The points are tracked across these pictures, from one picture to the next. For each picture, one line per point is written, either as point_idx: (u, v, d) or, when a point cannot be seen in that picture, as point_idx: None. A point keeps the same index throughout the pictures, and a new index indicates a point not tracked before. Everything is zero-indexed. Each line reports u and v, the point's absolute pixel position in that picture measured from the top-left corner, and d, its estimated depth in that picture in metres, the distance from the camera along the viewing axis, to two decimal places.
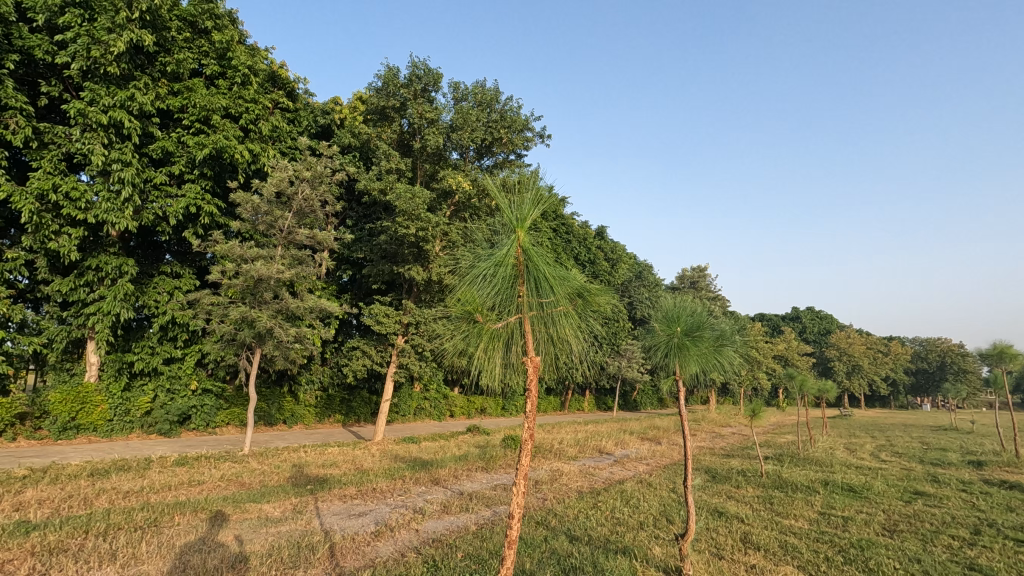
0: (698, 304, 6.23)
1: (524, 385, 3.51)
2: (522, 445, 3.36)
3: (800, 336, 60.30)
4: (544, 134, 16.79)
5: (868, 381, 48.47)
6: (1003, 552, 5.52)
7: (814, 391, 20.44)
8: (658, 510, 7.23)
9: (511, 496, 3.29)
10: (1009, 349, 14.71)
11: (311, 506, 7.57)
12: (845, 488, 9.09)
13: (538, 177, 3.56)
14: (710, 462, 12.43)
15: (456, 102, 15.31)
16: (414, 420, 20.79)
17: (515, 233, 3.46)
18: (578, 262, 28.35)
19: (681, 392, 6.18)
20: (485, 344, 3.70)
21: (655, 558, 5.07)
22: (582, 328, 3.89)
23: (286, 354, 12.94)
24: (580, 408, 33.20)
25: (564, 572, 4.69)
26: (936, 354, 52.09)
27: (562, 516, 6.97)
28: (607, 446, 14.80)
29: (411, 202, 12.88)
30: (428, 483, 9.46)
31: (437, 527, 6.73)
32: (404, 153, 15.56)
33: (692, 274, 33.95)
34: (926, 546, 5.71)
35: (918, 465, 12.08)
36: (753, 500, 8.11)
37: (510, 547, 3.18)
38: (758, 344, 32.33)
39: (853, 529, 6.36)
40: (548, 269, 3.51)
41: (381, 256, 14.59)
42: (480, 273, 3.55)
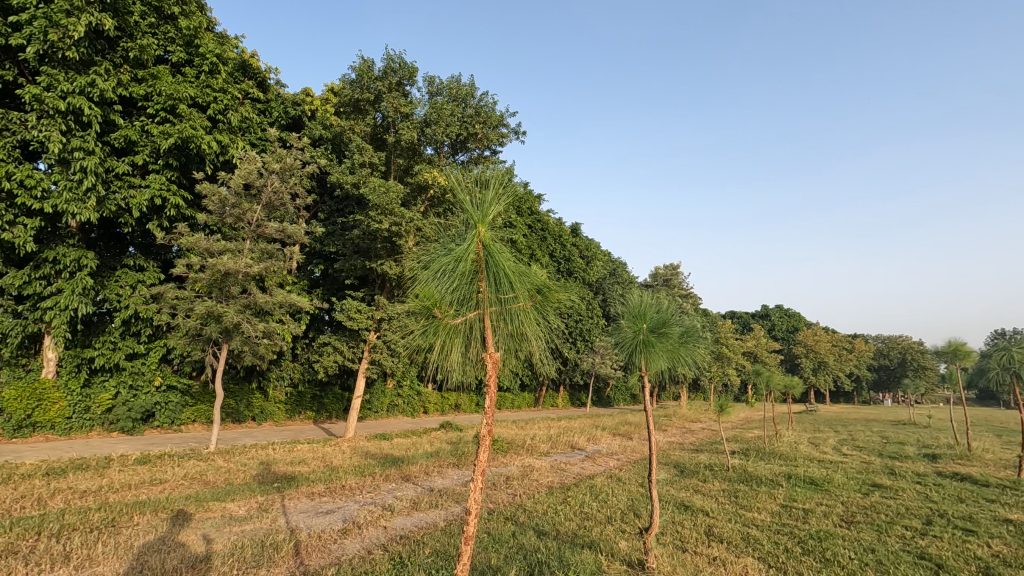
0: (664, 300, 6.29)
1: (483, 380, 3.51)
2: (480, 441, 3.36)
3: (769, 333, 61.79)
4: (519, 131, 16.80)
5: (832, 377, 49.92)
6: (952, 542, 5.74)
7: (781, 387, 20.98)
8: (626, 504, 7.32)
9: (469, 493, 3.28)
10: (963, 347, 15.33)
11: (278, 504, 7.42)
12: (808, 481, 9.36)
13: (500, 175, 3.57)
14: (679, 457, 12.67)
15: (431, 96, 15.17)
16: (387, 416, 20.66)
17: (475, 229, 3.45)
18: (554, 258, 28.48)
19: (646, 388, 6.26)
20: (443, 339, 3.70)
21: (620, 552, 5.12)
22: (542, 324, 3.92)
23: (255, 350, 12.71)
24: (554, 404, 33.46)
25: (531, 567, 4.72)
26: (897, 351, 53.98)
27: (531, 511, 7.01)
28: (579, 441, 14.95)
29: (385, 196, 12.76)
30: (398, 479, 9.41)
31: (406, 524, 6.71)
32: (377, 147, 15.38)
33: (666, 272, 34.36)
34: (881, 537, 5.92)
35: (877, 458, 12.50)
36: (718, 493, 8.29)
37: (467, 542, 3.17)
38: (729, 341, 33.00)
39: (813, 521, 6.56)
40: (508, 266, 3.50)
41: (354, 251, 14.40)
42: (440, 268, 3.52)
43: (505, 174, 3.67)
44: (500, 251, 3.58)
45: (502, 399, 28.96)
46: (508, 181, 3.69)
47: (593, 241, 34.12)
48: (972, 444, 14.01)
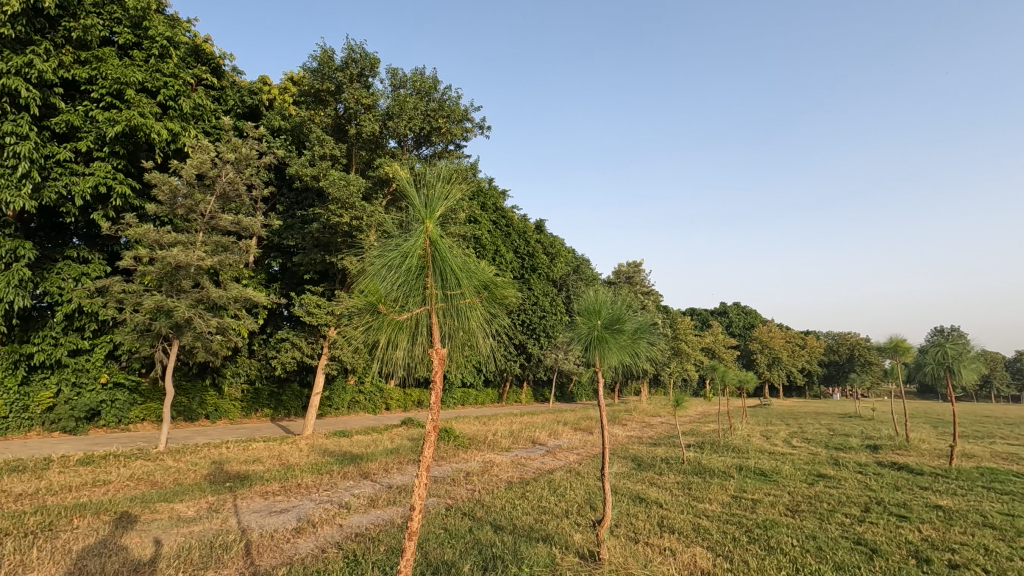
0: (619, 297, 6.39)
1: (429, 375, 3.50)
2: (425, 436, 3.35)
3: (727, 329, 63.55)
4: (484, 126, 16.75)
5: (786, 372, 51.79)
6: (887, 527, 6.07)
7: (736, 381, 21.61)
8: (583, 498, 7.45)
9: (413, 489, 3.26)
10: (903, 343, 16.20)
11: (229, 504, 7.22)
12: (758, 472, 9.73)
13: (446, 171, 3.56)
14: (637, 451, 12.94)
15: (394, 88, 14.93)
16: (347, 413, 20.35)
17: (423, 224, 3.44)
18: (518, 255, 28.49)
19: (601, 383, 6.36)
20: (388, 334, 3.65)
21: (574, 545, 5.21)
22: (490, 321, 3.92)
23: (207, 346, 12.30)
24: (517, 400, 33.63)
25: (485, 562, 4.74)
26: (846, 347, 56.45)
27: (488, 506, 7.03)
28: (540, 436, 15.07)
29: (345, 189, 12.53)
30: (356, 477, 9.28)
31: (362, 522, 6.63)
32: (339, 138, 15.05)
33: (628, 269, 34.78)
34: (822, 524, 6.21)
35: (823, 449, 13.05)
36: (673, 486, 8.50)
37: (410, 538, 3.15)
38: (688, 337, 33.76)
39: (760, 511, 6.82)
40: (455, 262, 3.50)
41: (313, 244, 14.09)
42: (385, 263, 3.48)
43: (456, 172, 3.68)
44: (448, 247, 3.58)
45: (466, 394, 28.89)
46: (459, 178, 3.69)
47: (558, 238, 34.29)
48: (910, 435, 14.80)
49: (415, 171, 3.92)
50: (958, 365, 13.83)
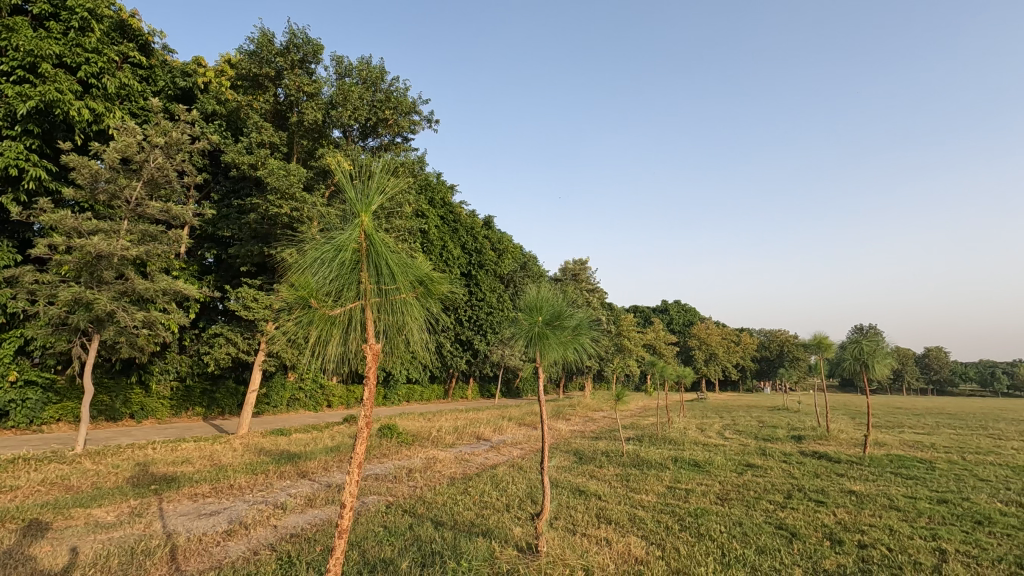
0: (561, 294, 6.49)
1: (363, 371, 3.45)
2: (357, 433, 3.30)
3: (667, 326, 65.74)
4: (432, 119, 16.58)
5: (722, 367, 54.18)
6: (806, 512, 6.48)
7: (675, 376, 22.40)
8: (525, 492, 7.54)
9: (345, 487, 3.21)
10: (825, 340, 17.30)
11: (153, 508, 6.85)
12: (692, 463, 10.16)
13: (383, 165, 3.51)
14: (579, 445, 13.22)
15: (339, 77, 14.52)
16: (286, 411, 19.70)
17: (358, 218, 3.37)
18: (465, 250, 28.32)
19: (542, 378, 6.45)
20: (320, 329, 3.57)
21: (513, 538, 5.27)
22: (427, 317, 3.89)
23: (132, 341, 11.58)
24: (463, 396, 33.60)
25: (423, 558, 4.72)
26: (777, 344, 59.68)
27: (429, 503, 7.00)
28: (485, 432, 15.11)
29: (285, 179, 12.09)
30: (293, 476, 9.00)
31: (299, 522, 6.45)
32: (279, 126, 14.49)
33: (574, 267, 35.31)
34: (749, 511, 6.56)
35: (752, 440, 13.75)
36: (612, 478, 8.74)
37: (341, 536, 3.10)
38: (631, 334, 34.70)
39: (692, 500, 7.12)
40: (391, 257, 3.45)
41: (251, 235, 13.52)
42: (318, 256, 3.40)
43: (394, 166, 3.63)
44: (385, 241, 3.52)
45: (412, 391, 28.58)
46: (396, 173, 3.65)
47: (505, 234, 34.38)
48: (830, 426, 15.87)
49: (351, 165, 3.85)
50: (872, 361, 14.92)
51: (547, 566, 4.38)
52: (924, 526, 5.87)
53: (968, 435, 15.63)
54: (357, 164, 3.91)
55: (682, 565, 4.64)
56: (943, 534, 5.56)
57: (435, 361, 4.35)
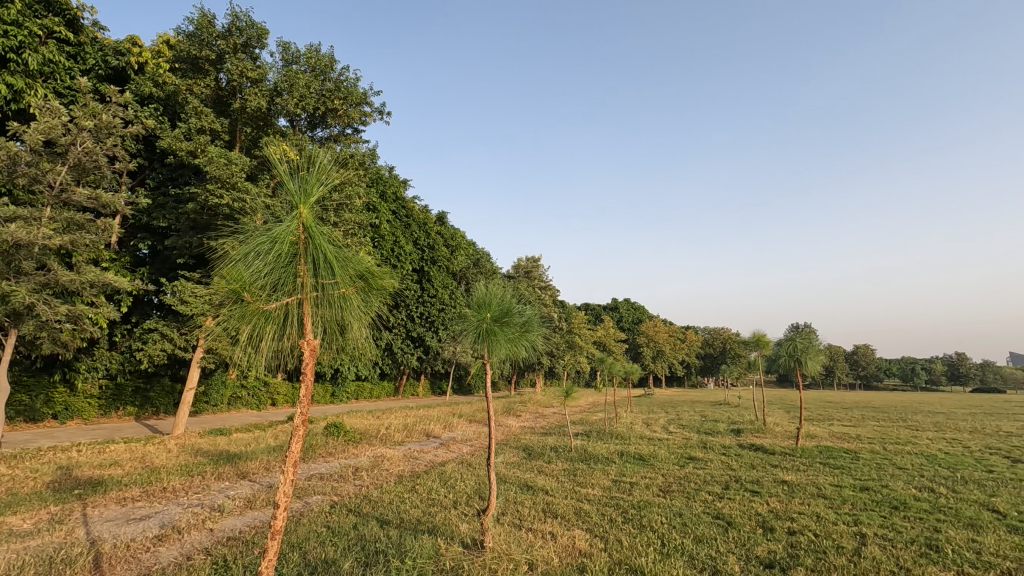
0: (511, 291, 6.51)
1: (299, 368, 3.38)
2: (293, 431, 3.23)
3: (617, 324, 67.15)
4: (384, 111, 16.26)
5: (668, 364, 55.85)
6: (742, 502, 6.79)
7: (623, 373, 22.91)
8: (473, 488, 7.54)
9: (278, 487, 3.13)
10: (764, 338, 18.12)
11: (76, 514, 6.43)
12: (637, 457, 10.44)
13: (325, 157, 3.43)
14: (528, 441, 13.33)
15: (286, 64, 14.03)
16: (227, 410, 18.92)
17: (297, 209, 3.28)
18: (418, 246, 27.91)
19: (489, 375, 6.47)
20: (253, 325, 3.43)
21: (459, 535, 5.26)
22: (367, 311, 3.84)
23: (55, 336, 10.82)
24: (414, 393, 33.28)
25: (367, 558, 4.64)
26: (720, 341, 62.04)
27: (376, 502, 6.89)
28: (435, 429, 15.00)
29: (226, 168, 11.59)
30: (233, 477, 8.66)
31: (237, 525, 6.21)
32: (220, 112, 13.87)
33: (527, 264, 35.43)
34: (689, 502, 6.80)
35: (695, 434, 14.26)
36: (559, 473, 8.87)
37: (274, 537, 3.03)
38: (581, 331, 35.20)
39: (636, 493, 7.33)
40: (331, 251, 3.39)
41: (189, 226, 12.89)
42: (252, 249, 3.28)
43: (335, 157, 3.56)
44: (324, 235, 3.44)
45: (361, 388, 28.04)
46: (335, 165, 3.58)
47: (458, 231, 34.11)
48: (767, 419, 16.65)
49: (288, 156, 3.73)
50: (805, 357, 15.75)
51: (493, 561, 4.39)
52: (848, 512, 6.26)
53: (889, 426, 16.77)
54: (295, 156, 3.80)
55: (624, 556, 4.76)
56: (864, 519, 5.94)
57: (374, 356, 4.29)
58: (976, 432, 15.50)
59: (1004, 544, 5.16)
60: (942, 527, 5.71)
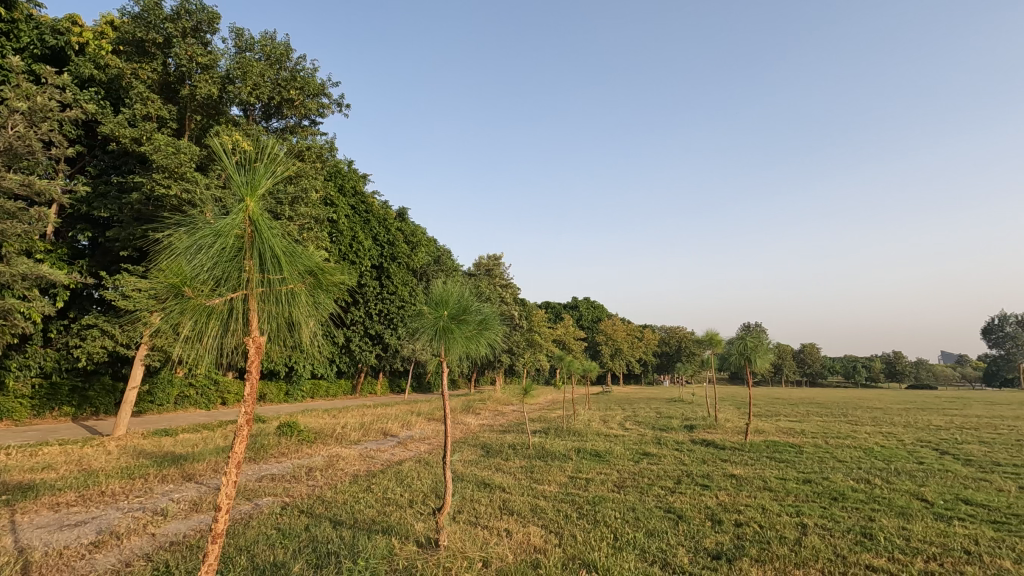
0: (468, 288, 6.49)
1: (244, 366, 3.29)
2: (236, 432, 3.16)
3: (577, 322, 67.90)
4: (342, 103, 15.92)
5: (626, 362, 56.92)
6: (692, 495, 6.99)
7: (582, 371, 23.19)
8: (430, 487, 7.50)
9: (220, 489, 3.08)
10: (716, 336, 18.69)
11: (3, 521, 6.04)
12: (593, 453, 10.60)
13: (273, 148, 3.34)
14: (487, 438, 13.32)
15: (239, 51, 13.55)
16: (174, 410, 18.15)
17: (243, 201, 3.18)
18: (377, 242, 27.45)
19: (446, 373, 6.44)
20: (194, 320, 3.32)
21: (414, 534, 5.22)
22: (317, 308, 3.77)
23: None
24: (372, 391, 32.78)
25: (318, 559, 4.55)
26: (676, 339, 63.63)
27: (329, 502, 6.76)
28: (392, 428, 14.80)
29: (174, 157, 11.10)
30: (178, 480, 8.32)
31: (181, 529, 5.98)
32: (168, 98, 13.29)
33: (488, 262, 35.35)
34: (642, 497, 6.97)
35: (650, 430, 14.57)
36: (516, 470, 8.91)
37: (215, 540, 2.99)
38: (541, 329, 35.42)
39: (591, 489, 7.45)
40: (278, 245, 3.29)
41: (132, 217, 12.29)
42: (194, 242, 3.17)
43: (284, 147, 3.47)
44: (272, 228, 3.34)
45: (316, 386, 27.42)
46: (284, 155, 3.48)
47: (419, 227, 33.75)
48: (718, 416, 17.18)
49: (234, 146, 3.60)
50: (755, 355, 16.34)
51: (447, 560, 4.37)
52: (790, 504, 6.55)
53: (832, 421, 17.59)
54: (241, 145, 3.67)
55: (578, 551, 4.84)
56: (805, 510, 6.22)
57: (323, 352, 4.22)
58: (910, 426, 16.45)
59: (931, 531, 5.50)
60: (876, 516, 6.03)
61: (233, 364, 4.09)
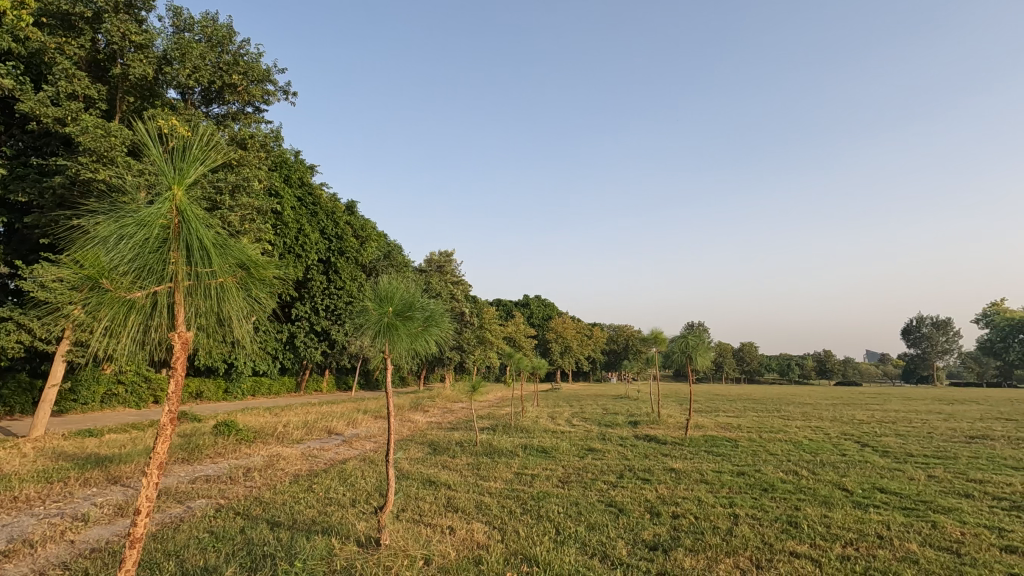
0: (414, 284, 6.41)
1: (168, 363, 3.16)
2: (159, 432, 3.03)
3: (528, 320, 68.36)
4: (289, 91, 15.42)
5: (575, 359, 57.82)
6: (633, 489, 7.20)
7: (531, 368, 23.41)
8: (373, 486, 7.38)
9: (140, 492, 2.97)
10: (660, 335, 19.27)
11: None
12: (539, 450, 10.72)
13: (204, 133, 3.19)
14: (434, 436, 13.23)
15: (177, 30, 12.86)
16: (100, 409, 17.07)
17: (170, 190, 3.02)
18: (325, 235, 26.69)
19: (390, 370, 6.36)
20: (113, 315, 3.15)
21: (355, 533, 5.14)
22: (249, 303, 3.64)
23: None
24: (318, 388, 31.95)
25: (253, 562, 4.41)
26: (623, 337, 65.12)
27: (267, 503, 6.54)
28: (337, 426, 14.48)
29: (102, 140, 10.41)
30: (102, 483, 7.84)
31: (104, 535, 5.64)
32: (96, 77, 12.45)
33: (440, 258, 35.00)
34: (586, 491, 7.12)
35: (596, 427, 14.86)
36: (462, 467, 8.90)
37: (133, 545, 2.90)
38: (492, 327, 35.44)
39: (536, 484, 7.54)
40: (207, 236, 3.17)
41: (54, 202, 11.45)
42: (115, 231, 2.99)
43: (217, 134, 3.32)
44: (201, 218, 3.21)
45: (258, 383, 26.47)
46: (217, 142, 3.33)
47: (368, 222, 33.05)
48: (661, 411, 17.73)
49: (161, 131, 3.42)
50: (696, 353, 16.94)
51: (389, 558, 4.32)
52: (724, 495, 6.85)
53: (767, 416, 18.51)
54: (169, 130, 3.49)
55: (519, 546, 4.89)
56: (737, 501, 6.53)
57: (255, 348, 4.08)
58: (836, 420, 17.53)
59: (849, 518, 5.88)
60: (801, 505, 6.40)
61: (158, 359, 3.91)
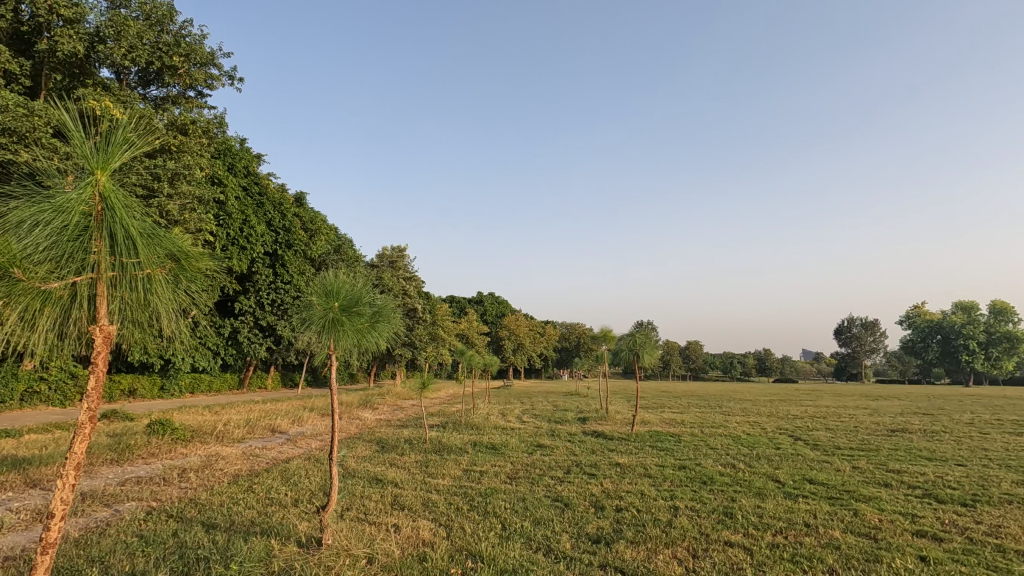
0: (362, 279, 6.28)
1: (88, 359, 2.99)
2: (76, 431, 2.87)
3: (481, 317, 68.28)
4: (234, 76, 14.83)
5: (527, 356, 58.27)
6: (579, 484, 7.35)
7: (483, 364, 23.42)
8: (317, 485, 7.21)
9: (54, 495, 2.80)
10: (610, 333, 19.67)
11: None
12: (488, 447, 10.76)
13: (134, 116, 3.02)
14: (383, 434, 13.05)
15: (112, 6, 12.10)
16: (19, 408, 15.92)
17: (92, 175, 2.85)
18: (271, 227, 25.77)
19: (335, 367, 6.21)
20: (26, 304, 2.94)
21: (296, 534, 5.01)
22: (179, 295, 3.48)
23: None
24: (262, 385, 30.89)
25: (185, 566, 4.23)
26: (575, 335, 66.07)
27: (203, 505, 6.28)
28: (281, 424, 14.06)
29: (23, 119, 9.68)
30: (20, 487, 7.32)
31: (19, 542, 5.27)
32: (17, 50, 11.54)
33: (392, 253, 34.44)
34: (533, 487, 7.19)
35: (545, 423, 15.03)
36: (410, 465, 8.82)
37: (45, 550, 2.73)
38: (444, 323, 35.23)
39: (484, 481, 7.57)
40: (134, 225, 3.01)
41: None
42: (29, 216, 2.79)
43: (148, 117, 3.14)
44: (126, 206, 3.03)
45: (197, 380, 25.35)
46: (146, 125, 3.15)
47: (318, 214, 32.15)
48: (609, 408, 18.11)
49: (86, 111, 3.21)
50: (643, 351, 17.38)
51: (330, 558, 4.23)
52: (665, 488, 7.08)
53: (709, 412, 19.22)
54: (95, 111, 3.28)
55: (465, 542, 4.89)
56: (677, 494, 6.77)
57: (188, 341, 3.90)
58: (773, 415, 18.42)
59: (780, 508, 6.19)
60: (736, 497, 6.70)
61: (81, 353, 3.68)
